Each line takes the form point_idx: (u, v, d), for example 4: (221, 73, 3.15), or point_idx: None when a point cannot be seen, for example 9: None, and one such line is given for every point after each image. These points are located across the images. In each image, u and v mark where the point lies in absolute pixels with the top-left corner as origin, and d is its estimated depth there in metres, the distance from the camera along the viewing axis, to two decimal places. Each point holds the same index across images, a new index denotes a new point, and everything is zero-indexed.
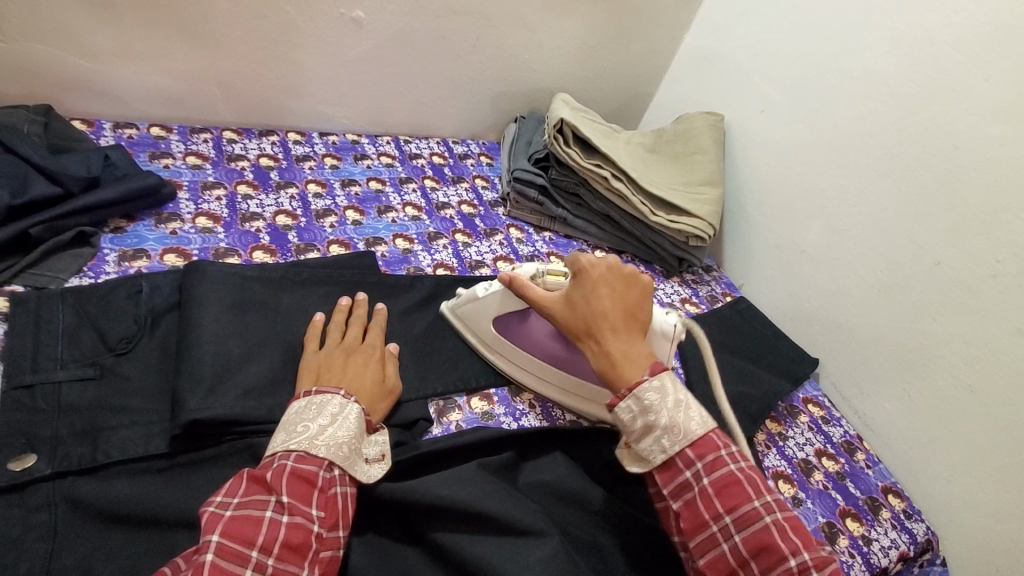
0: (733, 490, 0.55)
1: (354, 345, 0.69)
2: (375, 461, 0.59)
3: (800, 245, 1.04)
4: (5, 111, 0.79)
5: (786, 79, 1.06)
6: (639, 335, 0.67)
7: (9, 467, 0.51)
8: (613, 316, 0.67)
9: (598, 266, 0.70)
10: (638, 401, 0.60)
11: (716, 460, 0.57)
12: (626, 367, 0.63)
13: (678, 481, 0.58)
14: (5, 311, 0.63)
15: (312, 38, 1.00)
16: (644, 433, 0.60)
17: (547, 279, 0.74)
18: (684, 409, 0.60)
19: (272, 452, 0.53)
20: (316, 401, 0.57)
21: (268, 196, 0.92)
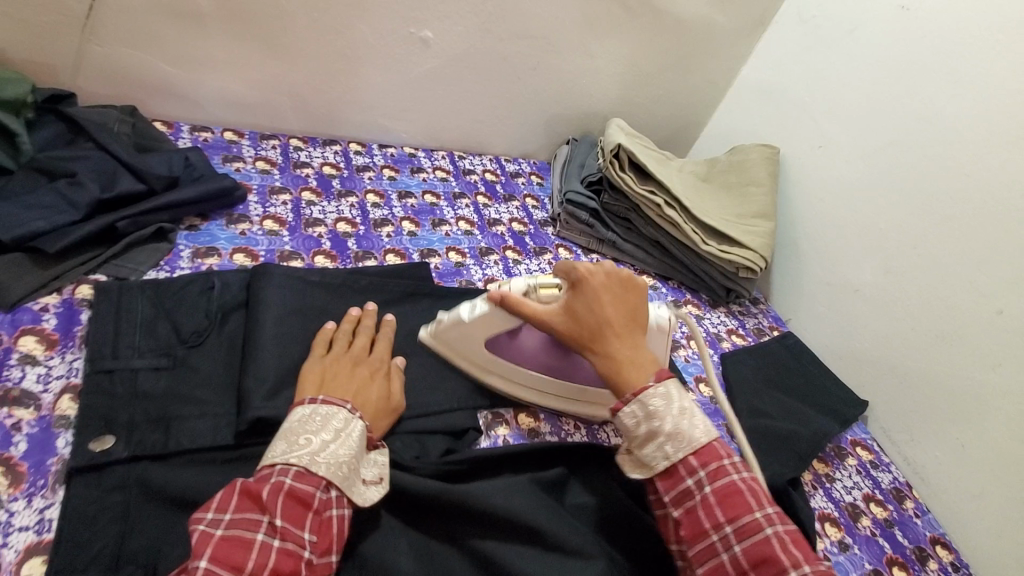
0: (735, 500, 0.56)
1: (361, 356, 0.67)
2: (371, 484, 0.56)
3: (854, 284, 1.02)
4: (100, 111, 0.84)
5: (846, 115, 1.05)
6: (639, 339, 0.67)
7: (90, 447, 0.54)
8: (616, 323, 0.67)
9: (595, 274, 0.69)
10: (644, 407, 0.60)
11: (718, 468, 0.57)
12: (632, 372, 0.64)
13: (679, 488, 0.58)
14: (90, 298, 0.67)
15: (380, 55, 1.04)
16: (647, 439, 0.60)
17: (540, 292, 0.71)
18: (688, 416, 0.60)
19: (271, 463, 0.52)
20: (322, 412, 0.56)
21: (330, 203, 0.95)
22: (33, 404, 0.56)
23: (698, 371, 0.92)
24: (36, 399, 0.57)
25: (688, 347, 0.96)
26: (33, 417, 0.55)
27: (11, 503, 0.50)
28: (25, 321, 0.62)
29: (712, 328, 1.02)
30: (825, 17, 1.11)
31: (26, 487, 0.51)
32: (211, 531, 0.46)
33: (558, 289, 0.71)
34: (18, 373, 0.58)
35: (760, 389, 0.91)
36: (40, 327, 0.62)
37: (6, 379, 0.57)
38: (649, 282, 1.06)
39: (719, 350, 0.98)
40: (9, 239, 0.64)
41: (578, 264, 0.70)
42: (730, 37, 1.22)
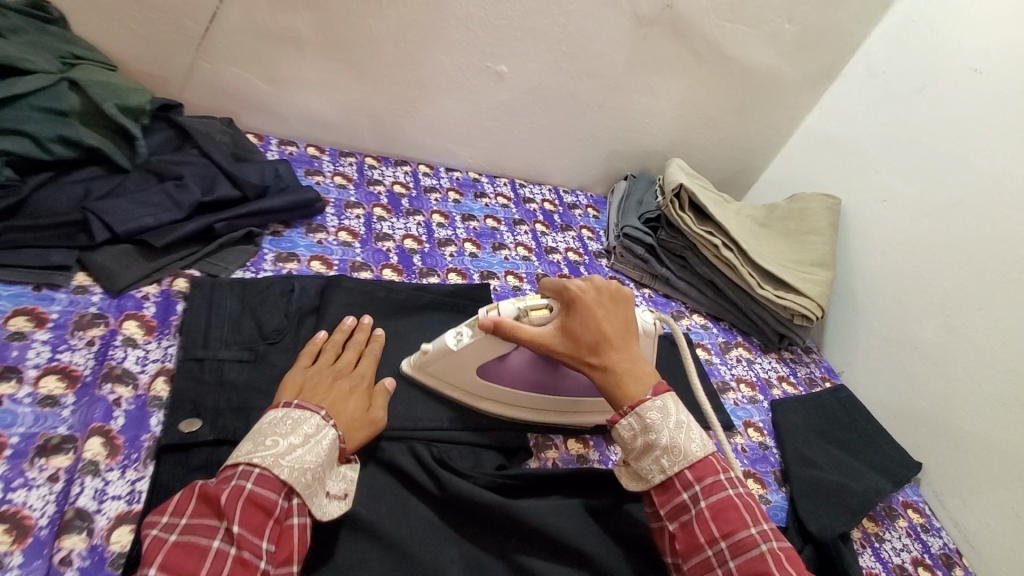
0: (730, 515, 0.56)
1: (344, 371, 0.66)
2: (335, 498, 0.56)
3: (912, 341, 1.00)
4: (205, 122, 0.92)
5: (912, 171, 1.05)
6: (634, 349, 0.67)
7: (180, 427, 0.58)
8: (612, 336, 0.66)
9: (587, 290, 0.68)
10: (642, 420, 0.61)
11: (714, 484, 0.58)
12: (630, 386, 0.64)
13: (675, 502, 0.58)
14: (185, 291, 0.73)
15: (456, 85, 1.10)
16: (644, 452, 0.60)
17: (531, 316, 0.68)
18: (684, 430, 0.61)
19: (235, 463, 0.51)
20: (293, 416, 0.56)
21: (399, 220, 1.01)
22: (131, 383, 0.61)
23: (747, 416, 0.92)
24: (134, 379, 0.62)
25: (738, 390, 0.96)
26: (131, 394, 0.60)
27: (108, 473, 0.54)
28: (128, 306, 0.68)
29: (762, 374, 1.01)
30: (895, 73, 1.12)
31: (121, 459, 0.56)
32: (164, 537, 0.46)
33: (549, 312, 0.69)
34: (121, 353, 0.63)
35: (811, 440, 0.89)
36: (141, 313, 0.68)
37: (111, 358, 0.62)
38: (700, 321, 1.07)
39: (769, 396, 0.97)
40: (122, 231, 0.71)
41: (568, 283, 0.70)
42: (796, 86, 1.24)
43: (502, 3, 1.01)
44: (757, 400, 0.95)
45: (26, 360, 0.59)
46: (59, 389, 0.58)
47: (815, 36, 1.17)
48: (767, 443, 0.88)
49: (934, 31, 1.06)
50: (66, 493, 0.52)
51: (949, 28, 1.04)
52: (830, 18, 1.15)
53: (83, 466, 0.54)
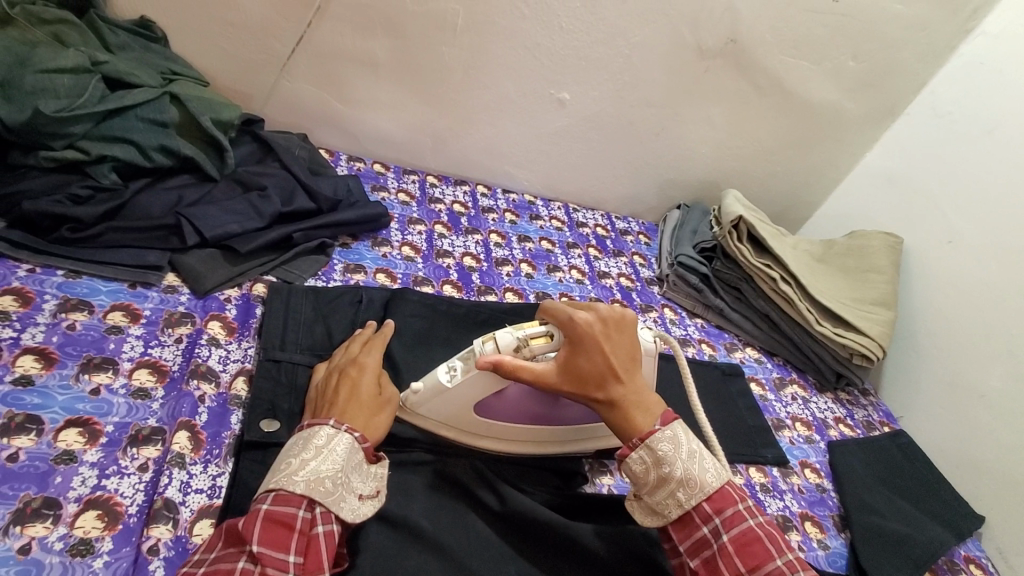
0: (754, 547, 0.55)
1: (347, 364, 0.64)
2: (367, 498, 0.54)
3: (978, 389, 0.97)
4: (286, 137, 0.98)
5: (981, 213, 1.03)
6: (639, 378, 0.65)
7: (260, 427, 0.61)
8: (620, 368, 0.63)
9: (594, 322, 0.64)
10: (653, 453, 0.59)
11: (734, 515, 0.57)
12: (638, 416, 0.62)
13: (695, 537, 0.57)
14: (263, 296, 0.76)
15: (518, 110, 1.13)
16: (658, 485, 0.59)
17: (532, 347, 0.64)
18: (698, 459, 0.60)
19: (255, 493, 0.50)
20: (304, 434, 0.53)
21: (459, 238, 1.03)
22: (214, 381, 0.65)
23: (803, 456, 0.90)
24: (217, 377, 0.65)
25: (793, 429, 0.94)
26: (213, 392, 0.64)
27: (191, 466, 0.57)
28: (213, 307, 0.73)
29: (818, 414, 0.99)
30: (963, 113, 1.10)
31: (203, 454, 0.58)
32: (191, 571, 0.45)
33: (548, 341, 0.65)
34: (205, 351, 0.67)
35: (869, 484, 0.87)
36: (223, 314, 0.72)
37: (197, 356, 0.66)
38: (754, 355, 1.05)
39: (826, 437, 0.95)
40: (211, 236, 0.75)
41: (568, 311, 0.65)
42: (858, 123, 1.23)
43: (569, 33, 1.04)
44: (813, 440, 0.93)
45: (122, 353, 0.63)
46: (151, 382, 0.62)
47: (879, 73, 1.16)
48: (823, 485, 0.86)
49: (1006, 72, 1.04)
50: (155, 483, 0.55)
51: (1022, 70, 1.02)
52: (895, 57, 1.14)
53: (171, 457, 0.57)
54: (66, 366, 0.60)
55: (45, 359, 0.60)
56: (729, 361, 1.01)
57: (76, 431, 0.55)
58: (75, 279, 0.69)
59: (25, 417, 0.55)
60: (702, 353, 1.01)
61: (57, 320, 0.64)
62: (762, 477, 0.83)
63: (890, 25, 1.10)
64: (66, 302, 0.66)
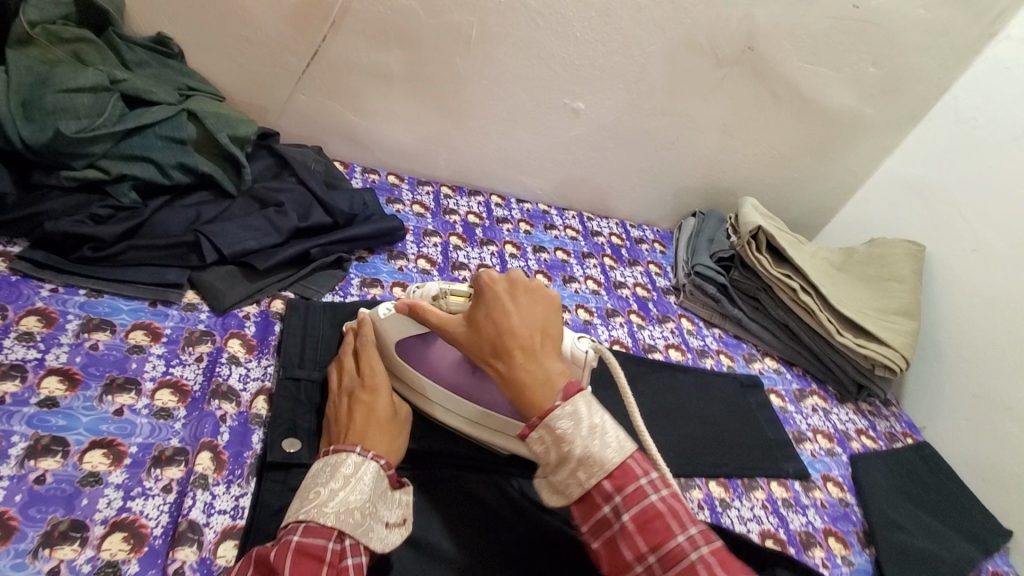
0: (655, 525, 0.48)
1: (355, 383, 0.64)
2: (394, 526, 0.54)
3: (1005, 401, 0.95)
4: (302, 151, 0.98)
5: (1006, 220, 1.01)
6: (551, 351, 0.57)
7: (282, 447, 0.61)
8: (524, 335, 0.56)
9: (499, 282, 0.59)
10: (551, 431, 0.51)
11: (635, 491, 0.49)
12: (535, 391, 0.54)
13: (596, 517, 0.50)
14: (282, 312, 0.77)
15: (533, 120, 1.12)
16: (559, 464, 0.51)
17: (449, 302, 0.66)
18: (599, 435, 0.51)
19: (286, 523, 0.51)
20: (330, 462, 0.54)
21: (474, 250, 1.03)
22: (235, 400, 0.65)
23: (825, 469, 0.88)
24: (238, 396, 0.65)
25: (815, 441, 0.92)
26: (234, 411, 0.64)
27: (214, 487, 0.57)
28: (232, 325, 0.73)
29: (840, 425, 0.97)
30: (987, 119, 1.08)
31: (225, 475, 0.58)
32: None
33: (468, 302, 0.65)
34: (226, 370, 0.67)
35: (893, 498, 0.85)
36: (243, 332, 0.73)
37: (218, 374, 0.66)
38: (773, 366, 1.04)
39: (849, 450, 0.93)
40: (229, 254, 0.76)
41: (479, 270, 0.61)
42: (877, 128, 1.21)
43: (584, 44, 1.04)
44: (834, 452, 0.92)
45: (143, 372, 0.64)
46: (172, 402, 0.62)
47: (899, 79, 1.14)
48: (846, 499, 0.85)
49: None
50: (179, 505, 0.55)
51: None
52: (916, 62, 1.13)
53: (195, 479, 0.57)
54: (90, 387, 0.60)
55: (69, 380, 0.60)
56: (747, 372, 1.00)
57: (100, 452, 0.56)
58: (97, 298, 0.69)
59: (51, 439, 0.55)
60: (721, 364, 1.00)
61: (80, 340, 0.64)
62: (785, 492, 0.82)
63: (910, 30, 1.09)
64: (89, 322, 0.66)
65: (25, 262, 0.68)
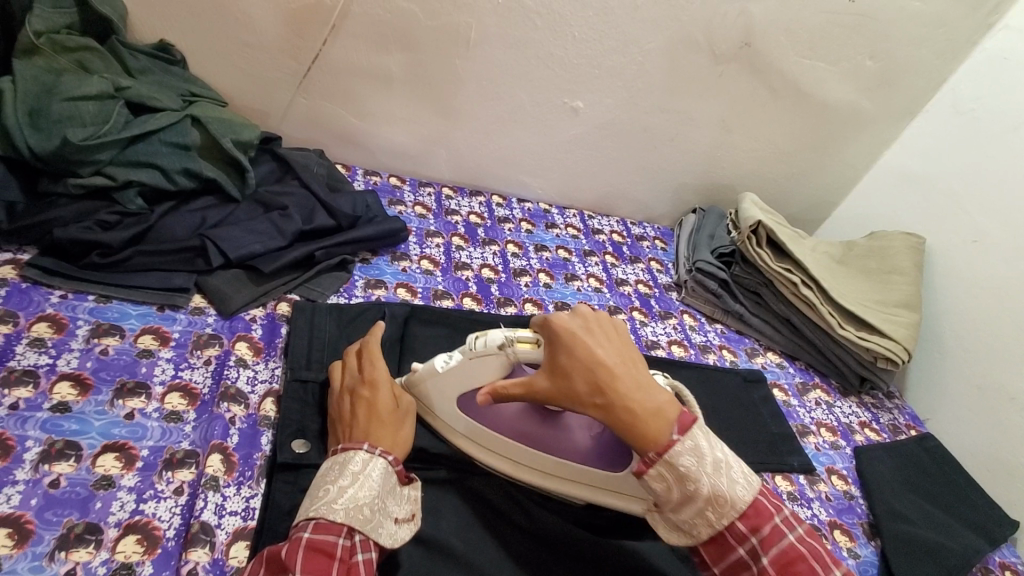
0: (797, 566, 0.51)
1: (356, 381, 0.64)
2: (403, 522, 0.55)
3: (1009, 391, 0.95)
4: (304, 154, 0.99)
5: (1006, 212, 1.01)
6: (648, 377, 0.57)
7: (291, 448, 0.62)
8: (618, 371, 0.56)
9: (571, 324, 0.59)
10: (673, 469, 0.52)
11: (772, 532, 0.52)
12: (648, 424, 0.54)
13: (731, 558, 0.53)
14: (288, 315, 0.77)
15: (533, 120, 1.13)
16: (684, 503, 0.53)
17: (518, 351, 0.61)
18: (723, 470, 0.53)
19: (296, 521, 0.52)
20: (339, 459, 0.55)
21: (476, 250, 1.04)
22: (243, 403, 0.65)
23: (829, 462, 0.89)
24: (246, 398, 0.66)
25: (819, 435, 0.93)
26: (243, 413, 0.65)
27: (226, 488, 0.58)
28: (239, 328, 0.74)
29: (843, 418, 0.98)
30: (986, 110, 1.08)
31: (236, 476, 0.59)
32: None
33: (535, 346, 0.61)
34: (234, 373, 0.68)
35: (898, 490, 0.86)
36: (250, 335, 0.73)
37: (226, 377, 0.67)
38: (776, 360, 1.05)
39: (852, 443, 0.93)
40: (235, 257, 0.76)
41: (547, 316, 0.60)
42: (876, 122, 1.21)
43: (582, 43, 1.04)
44: (838, 445, 0.92)
45: (153, 376, 0.65)
46: (182, 405, 0.63)
47: (897, 72, 1.15)
48: (851, 492, 0.85)
49: None
50: (191, 507, 0.56)
51: None
52: (913, 55, 1.13)
53: (206, 481, 0.58)
54: (101, 392, 0.61)
55: (80, 386, 0.61)
56: (750, 367, 1.00)
57: (113, 456, 0.57)
58: (105, 304, 0.70)
59: (64, 443, 0.56)
60: (723, 360, 1.00)
61: (90, 345, 0.65)
62: (789, 485, 0.83)
63: (907, 24, 1.09)
64: (98, 327, 0.67)
65: (35, 270, 0.69)
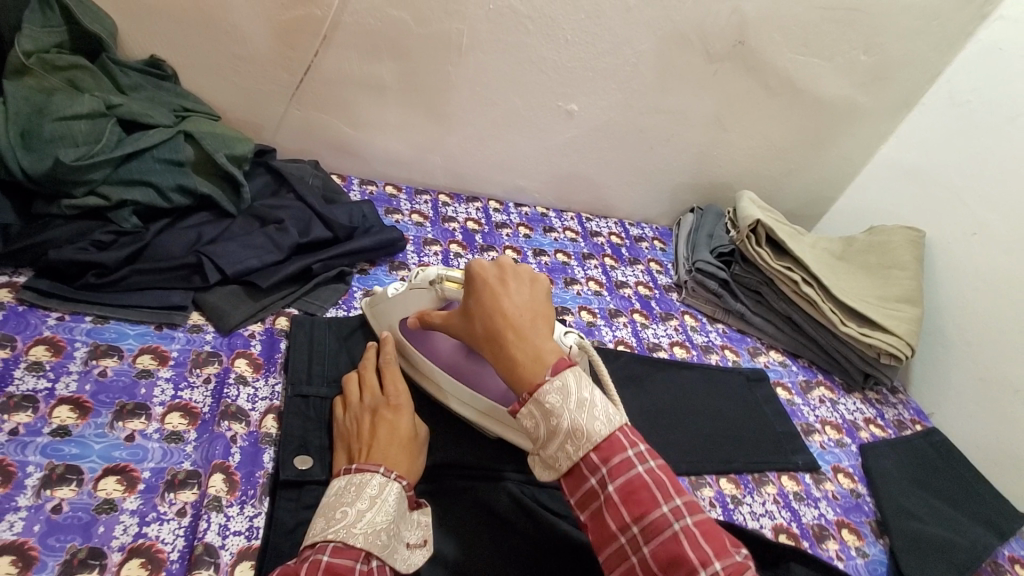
0: (640, 495, 0.48)
1: (378, 400, 0.65)
2: (415, 547, 0.56)
3: (1014, 383, 0.95)
4: (300, 166, 0.98)
5: (1006, 203, 1.01)
6: (545, 329, 0.56)
7: (295, 465, 0.61)
8: (513, 317, 0.56)
9: (486, 270, 0.60)
10: (540, 406, 0.51)
11: (620, 463, 0.49)
12: (525, 366, 0.54)
13: (583, 488, 0.50)
14: (287, 330, 0.77)
15: (528, 124, 1.12)
16: (550, 436, 0.51)
17: (445, 288, 0.70)
18: (588, 409, 0.50)
19: (312, 543, 0.51)
20: (355, 481, 0.55)
21: (474, 256, 1.03)
22: (244, 420, 0.65)
23: (835, 460, 0.88)
24: (247, 416, 0.66)
25: (824, 433, 0.92)
26: (245, 431, 0.64)
27: (229, 508, 0.57)
28: (238, 344, 0.73)
29: (847, 415, 0.97)
30: (982, 102, 1.08)
31: (239, 495, 0.59)
32: None
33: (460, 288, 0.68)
34: (234, 391, 0.68)
35: (905, 487, 0.86)
36: (249, 351, 0.73)
37: (227, 396, 0.67)
38: (778, 358, 1.04)
39: (858, 440, 0.93)
40: (232, 273, 0.76)
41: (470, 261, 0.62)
42: (872, 116, 1.21)
43: (575, 45, 1.04)
44: (844, 443, 0.92)
45: (153, 397, 0.64)
46: (183, 425, 0.63)
47: (892, 65, 1.14)
48: (858, 490, 0.85)
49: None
50: (194, 528, 0.55)
51: None
52: (908, 48, 1.13)
53: (209, 501, 0.57)
54: (101, 415, 0.61)
55: (80, 409, 0.61)
56: (753, 366, 1.00)
57: (114, 479, 0.56)
58: (103, 325, 0.70)
59: (65, 468, 0.56)
60: (726, 360, 1.00)
61: (89, 366, 0.65)
62: (796, 485, 0.82)
63: (900, 17, 1.09)
64: (97, 348, 0.67)
65: (31, 292, 0.68)
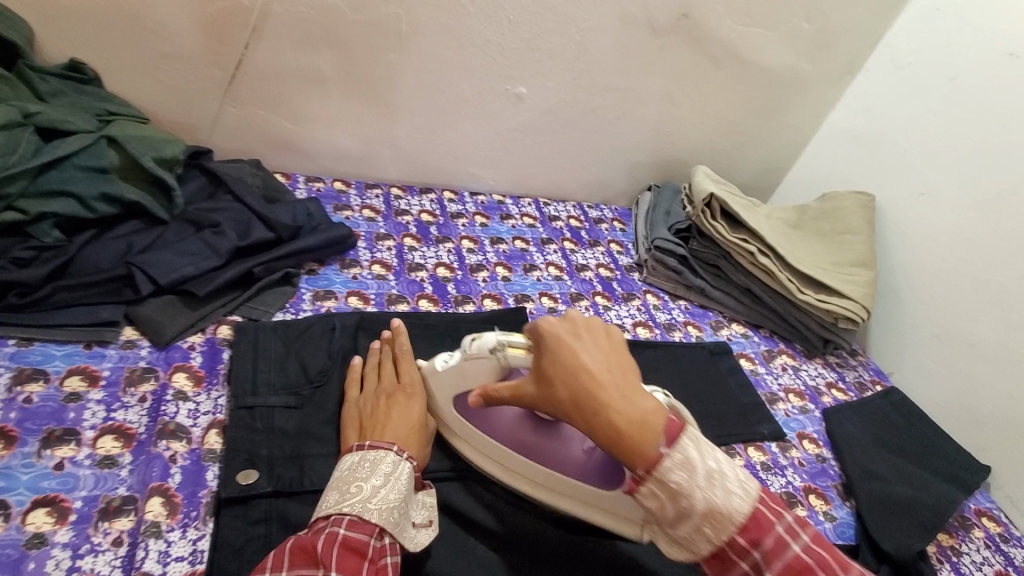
0: None
1: (391, 388, 0.66)
2: (421, 527, 0.56)
3: (967, 338, 0.97)
4: (236, 166, 0.93)
5: (951, 163, 1.03)
6: (636, 385, 0.54)
7: (238, 480, 0.58)
8: (600, 376, 0.53)
9: (557, 327, 0.57)
10: (664, 485, 0.49)
11: (776, 545, 0.48)
12: (633, 437, 0.50)
13: (734, 572, 0.49)
14: (229, 339, 0.73)
15: (478, 109, 1.10)
16: (680, 518, 0.49)
17: (509, 356, 0.61)
18: (718, 481, 0.49)
19: (325, 515, 0.51)
20: (370, 458, 0.55)
21: (430, 249, 1.01)
22: (185, 438, 0.62)
23: (800, 427, 0.89)
24: (188, 433, 0.62)
25: (788, 401, 0.93)
26: (185, 450, 0.61)
27: (169, 533, 0.54)
28: (176, 358, 0.69)
29: (810, 381, 0.98)
30: (923, 63, 1.10)
31: (181, 518, 0.56)
32: None
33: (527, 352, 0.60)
34: (173, 407, 0.64)
35: (868, 447, 0.87)
36: (189, 364, 0.69)
37: (164, 414, 0.63)
38: (740, 330, 1.05)
39: (821, 405, 0.94)
40: (166, 283, 0.72)
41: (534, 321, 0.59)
42: (819, 84, 1.22)
43: (519, 25, 1.01)
44: (807, 409, 0.93)
45: (83, 421, 0.60)
46: (116, 448, 0.59)
47: (834, 31, 1.15)
48: (823, 455, 0.86)
49: (963, 18, 1.04)
50: (132, 557, 0.52)
51: (979, 14, 1.02)
52: (849, 14, 1.13)
53: (147, 528, 0.54)
54: (27, 444, 0.57)
55: (4, 439, 0.56)
56: (716, 341, 1.00)
57: (44, 512, 0.52)
58: (27, 348, 0.65)
59: None
60: (689, 336, 1.00)
61: (12, 394, 0.60)
62: (763, 456, 0.83)
63: None
64: (21, 373, 0.62)
65: None
